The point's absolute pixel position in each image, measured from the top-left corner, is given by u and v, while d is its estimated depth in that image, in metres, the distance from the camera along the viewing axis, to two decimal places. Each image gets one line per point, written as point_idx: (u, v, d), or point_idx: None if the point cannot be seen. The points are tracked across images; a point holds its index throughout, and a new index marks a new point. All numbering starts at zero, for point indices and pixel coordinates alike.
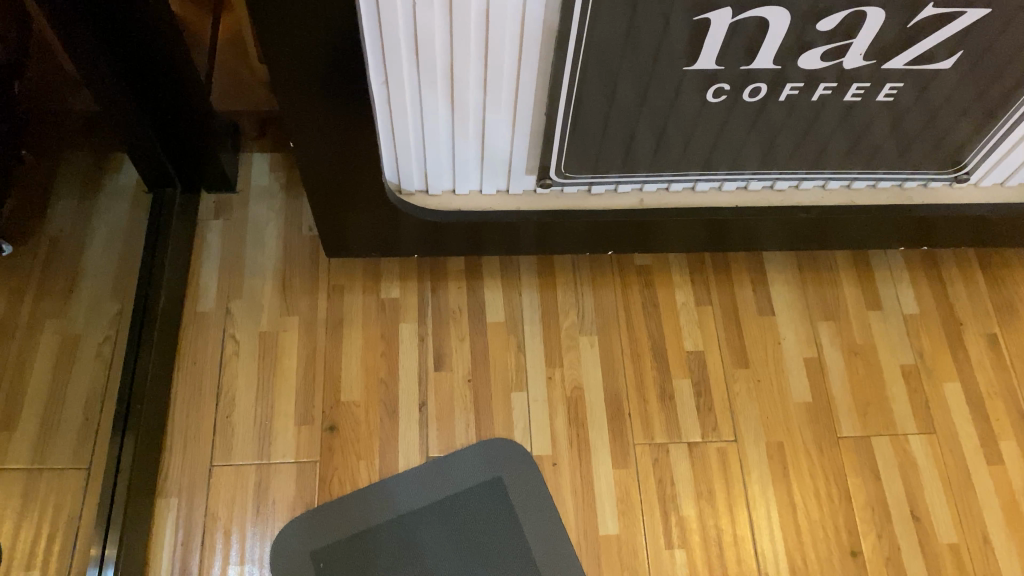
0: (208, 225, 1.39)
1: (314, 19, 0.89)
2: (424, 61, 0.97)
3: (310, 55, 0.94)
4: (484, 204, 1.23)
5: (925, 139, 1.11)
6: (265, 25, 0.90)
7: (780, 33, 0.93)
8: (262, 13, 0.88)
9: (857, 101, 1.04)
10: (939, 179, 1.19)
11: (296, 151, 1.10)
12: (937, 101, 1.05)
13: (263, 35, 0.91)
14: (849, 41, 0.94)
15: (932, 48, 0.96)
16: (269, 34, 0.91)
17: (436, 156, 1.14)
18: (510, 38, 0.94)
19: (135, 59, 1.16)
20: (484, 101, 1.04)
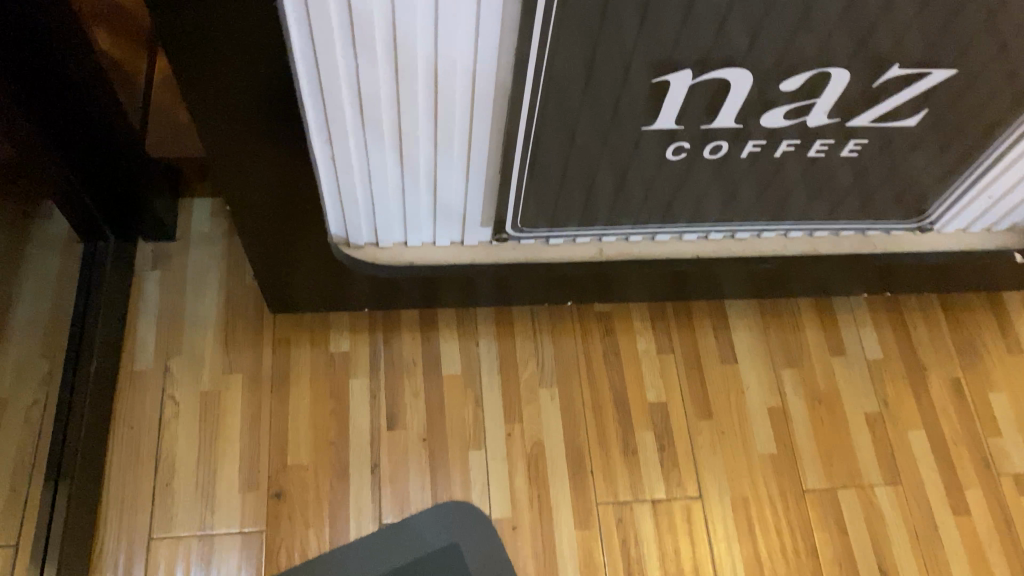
0: (145, 276, 1.31)
1: (238, 66, 0.83)
2: (371, 118, 0.92)
3: (242, 100, 0.88)
4: (437, 257, 1.17)
5: (887, 190, 1.08)
6: (190, 71, 0.83)
7: (742, 93, 0.89)
8: (184, 55, 0.81)
9: (820, 156, 1.01)
10: (900, 228, 1.16)
11: (233, 205, 1.03)
12: (900, 155, 1.02)
13: (188, 84, 0.85)
14: (812, 100, 0.91)
15: (896, 106, 0.93)
16: (197, 84, 0.85)
17: (386, 209, 1.08)
18: (461, 91, 0.89)
19: (48, 79, 1.04)
20: (436, 154, 0.99)
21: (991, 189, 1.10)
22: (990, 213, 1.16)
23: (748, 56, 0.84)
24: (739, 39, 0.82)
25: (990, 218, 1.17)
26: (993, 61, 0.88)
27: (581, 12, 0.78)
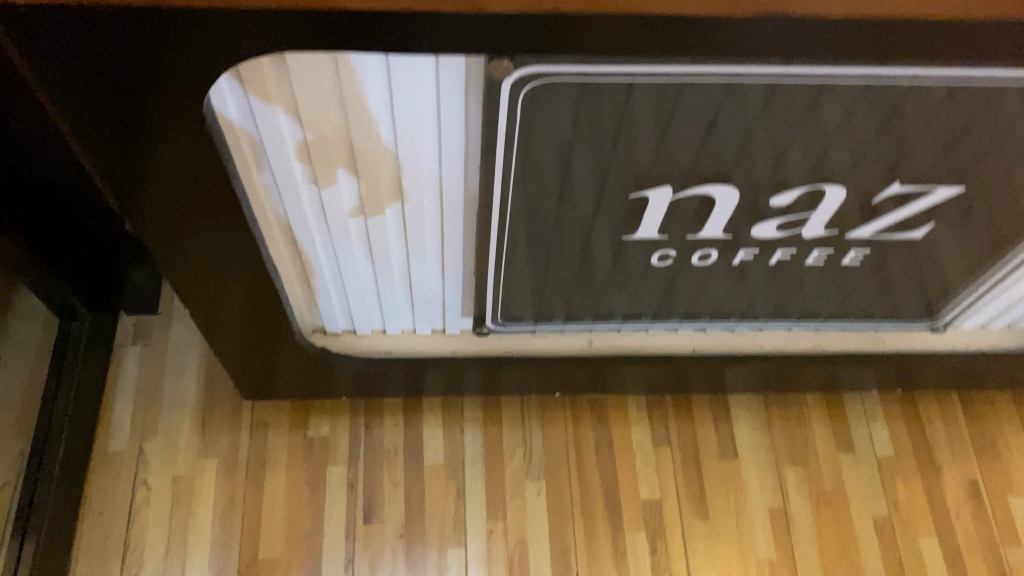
0: (124, 352, 1.28)
1: (202, 215, 0.77)
2: (335, 224, 0.87)
3: (208, 240, 0.81)
4: (418, 344, 1.11)
5: (895, 288, 1.01)
6: (149, 223, 0.76)
7: (729, 207, 0.83)
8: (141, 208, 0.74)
9: (820, 263, 0.94)
10: (912, 325, 1.09)
11: (206, 326, 0.97)
12: (907, 261, 0.95)
13: (148, 234, 0.78)
14: (806, 214, 0.84)
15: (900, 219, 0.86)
16: (156, 232, 0.78)
17: (361, 300, 1.03)
18: (429, 199, 0.84)
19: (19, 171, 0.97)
20: (408, 253, 0.94)
21: (1008, 292, 1.02)
22: (1008, 312, 1.08)
23: (731, 172, 0.78)
24: (720, 156, 0.76)
25: (1010, 316, 1.09)
26: (1005, 176, 0.80)
27: (551, 129, 0.72)
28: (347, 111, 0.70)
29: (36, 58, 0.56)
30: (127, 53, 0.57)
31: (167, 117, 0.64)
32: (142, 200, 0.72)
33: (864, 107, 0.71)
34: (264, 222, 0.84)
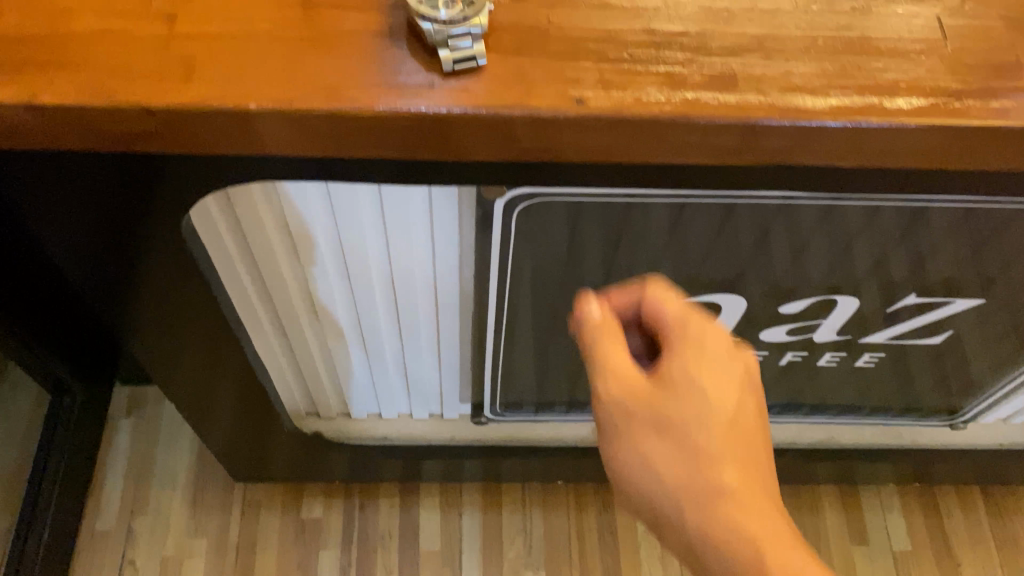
0: (117, 424, 1.25)
1: (193, 316, 0.74)
2: (328, 316, 0.84)
3: (197, 339, 0.78)
4: (415, 431, 1.07)
5: (912, 386, 0.96)
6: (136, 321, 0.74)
7: (736, 313, 0.79)
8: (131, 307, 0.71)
9: (833, 364, 0.89)
10: (927, 423, 1.04)
11: (196, 416, 0.94)
12: (925, 363, 0.90)
13: (135, 331, 0.75)
14: (817, 320, 0.80)
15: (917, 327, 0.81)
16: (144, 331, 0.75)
17: (356, 387, 1.00)
18: (424, 295, 0.81)
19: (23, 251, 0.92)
20: (403, 344, 0.91)
21: None
22: None
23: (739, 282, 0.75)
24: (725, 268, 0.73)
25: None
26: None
27: (546, 237, 0.69)
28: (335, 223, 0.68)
29: (27, 176, 0.55)
30: (118, 174, 0.54)
31: (157, 229, 0.62)
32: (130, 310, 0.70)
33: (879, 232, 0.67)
34: (255, 318, 0.81)
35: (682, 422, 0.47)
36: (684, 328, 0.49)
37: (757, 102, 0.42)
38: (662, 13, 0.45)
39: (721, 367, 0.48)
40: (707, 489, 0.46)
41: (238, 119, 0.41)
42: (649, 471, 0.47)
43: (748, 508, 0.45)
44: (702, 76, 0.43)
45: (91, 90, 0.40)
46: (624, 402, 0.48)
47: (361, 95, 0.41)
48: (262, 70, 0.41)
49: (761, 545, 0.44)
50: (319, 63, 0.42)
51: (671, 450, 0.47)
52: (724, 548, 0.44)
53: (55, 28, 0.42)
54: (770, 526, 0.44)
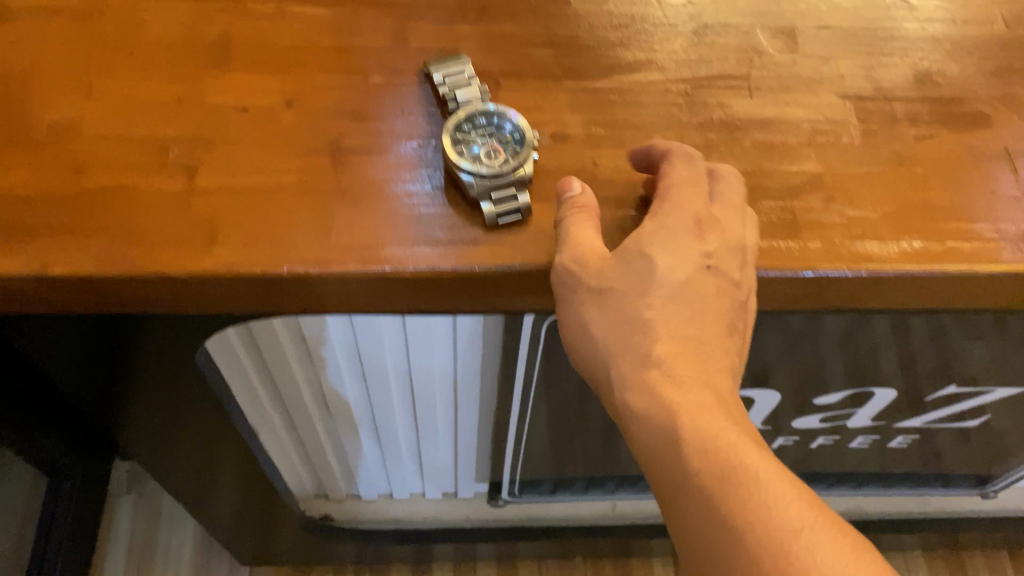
0: (116, 503, 1.20)
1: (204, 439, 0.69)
2: (343, 420, 0.79)
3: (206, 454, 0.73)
4: (428, 511, 1.03)
5: (942, 459, 0.93)
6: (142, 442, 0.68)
7: (768, 407, 0.75)
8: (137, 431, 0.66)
9: (865, 444, 0.86)
10: (958, 490, 1.02)
11: (198, 505, 0.89)
12: (957, 438, 0.87)
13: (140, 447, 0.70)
14: (852, 408, 0.76)
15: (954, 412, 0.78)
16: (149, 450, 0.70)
17: (368, 476, 0.95)
18: (443, 401, 0.76)
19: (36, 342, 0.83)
20: (419, 438, 0.86)
21: None
22: None
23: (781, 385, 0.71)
24: (764, 376, 0.69)
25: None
26: None
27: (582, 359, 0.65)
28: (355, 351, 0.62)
29: (35, 357, 0.51)
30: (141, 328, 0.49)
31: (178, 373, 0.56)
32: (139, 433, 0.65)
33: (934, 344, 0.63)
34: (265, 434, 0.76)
35: (627, 297, 0.35)
36: (668, 196, 0.37)
37: (822, 252, 0.39)
38: (713, 150, 0.42)
39: (698, 233, 0.36)
40: (642, 375, 0.33)
41: (267, 285, 0.38)
42: (584, 341, 0.36)
43: (691, 389, 0.33)
44: (761, 223, 0.40)
45: (105, 260, 0.37)
46: (582, 265, 0.36)
47: (402, 257, 0.38)
48: (293, 231, 0.38)
49: (690, 425, 0.31)
50: (351, 223, 0.39)
51: (607, 329, 0.35)
52: (664, 453, 0.32)
53: (64, 188, 0.39)
54: (715, 417, 0.31)
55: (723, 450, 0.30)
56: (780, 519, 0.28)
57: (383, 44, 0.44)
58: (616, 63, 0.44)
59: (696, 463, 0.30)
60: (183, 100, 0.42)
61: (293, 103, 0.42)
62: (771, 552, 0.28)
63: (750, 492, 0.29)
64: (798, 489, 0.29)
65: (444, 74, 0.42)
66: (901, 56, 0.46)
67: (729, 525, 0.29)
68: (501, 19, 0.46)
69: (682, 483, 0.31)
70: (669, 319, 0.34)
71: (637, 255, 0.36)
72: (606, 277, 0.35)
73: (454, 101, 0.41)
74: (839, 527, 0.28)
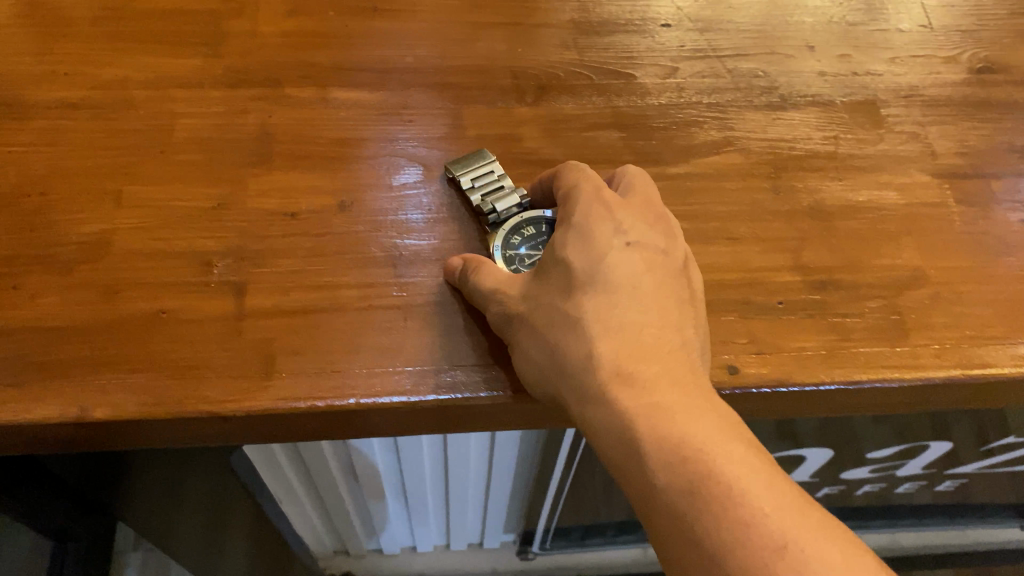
0: None
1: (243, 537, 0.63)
2: (372, 485, 0.75)
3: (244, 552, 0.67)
4: (454, 564, 0.99)
5: (985, 494, 0.90)
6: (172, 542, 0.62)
7: (818, 463, 0.70)
8: (169, 532, 0.60)
9: (909, 487, 0.83)
10: (996, 522, 0.99)
11: None
12: (1004, 478, 0.84)
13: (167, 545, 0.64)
14: (905, 459, 0.73)
15: (1007, 457, 0.75)
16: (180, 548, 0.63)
17: (392, 533, 0.91)
18: (480, 464, 0.72)
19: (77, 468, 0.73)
20: (448, 498, 0.82)
21: None
22: None
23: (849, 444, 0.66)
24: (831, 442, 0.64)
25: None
26: None
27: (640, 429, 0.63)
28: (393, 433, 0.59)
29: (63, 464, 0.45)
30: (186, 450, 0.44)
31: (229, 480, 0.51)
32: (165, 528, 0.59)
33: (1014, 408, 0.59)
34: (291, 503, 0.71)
35: (555, 300, 0.31)
36: (575, 193, 0.33)
37: (937, 357, 0.36)
38: (807, 243, 0.38)
39: (614, 214, 0.32)
40: (591, 383, 0.29)
41: (336, 417, 0.34)
42: (526, 361, 0.32)
43: (646, 387, 0.28)
44: (868, 325, 0.36)
45: (152, 397, 0.33)
46: (507, 302, 0.33)
47: (485, 381, 0.34)
48: (361, 355, 0.35)
49: (653, 435, 0.27)
50: (423, 343, 0.35)
51: (542, 344, 0.31)
52: (629, 467, 0.27)
53: (99, 315, 0.34)
54: (686, 420, 0.27)
55: (684, 455, 0.26)
56: (761, 534, 0.24)
57: (438, 132, 0.41)
58: (692, 144, 0.41)
59: (663, 474, 0.26)
60: (225, 206, 0.38)
61: (347, 207, 0.38)
62: (753, 575, 0.24)
63: (723, 502, 0.25)
64: (780, 495, 0.25)
65: (471, 177, 0.38)
66: (993, 126, 0.43)
67: (704, 544, 0.25)
68: (562, 97, 0.42)
69: (652, 501, 0.27)
70: (603, 313, 0.30)
71: (551, 257, 0.32)
72: (531, 290, 0.32)
73: (494, 209, 0.37)
74: (826, 535, 0.24)
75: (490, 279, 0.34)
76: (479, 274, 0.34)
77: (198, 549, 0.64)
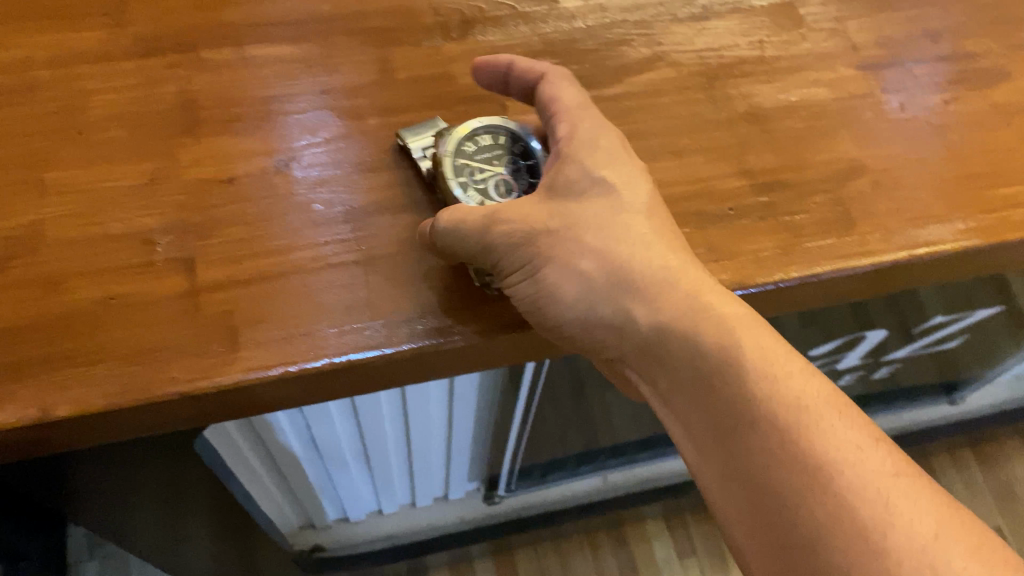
0: None
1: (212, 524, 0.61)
2: (334, 454, 0.73)
3: (212, 538, 0.65)
4: (423, 519, 0.99)
5: (916, 375, 0.94)
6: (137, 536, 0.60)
7: None
8: (132, 527, 0.58)
9: (850, 379, 0.86)
10: (927, 402, 1.05)
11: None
12: (934, 357, 0.88)
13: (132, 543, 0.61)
14: (844, 352, 0.75)
15: (935, 338, 0.78)
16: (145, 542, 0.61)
17: (358, 498, 0.90)
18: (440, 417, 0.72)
19: None
20: (411, 455, 0.81)
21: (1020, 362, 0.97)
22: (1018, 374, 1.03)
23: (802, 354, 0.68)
24: None
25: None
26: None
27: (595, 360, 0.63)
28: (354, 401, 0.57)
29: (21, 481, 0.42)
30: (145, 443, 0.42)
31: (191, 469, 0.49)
32: (129, 526, 0.57)
33: (948, 293, 0.61)
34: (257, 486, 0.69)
35: (607, 218, 0.32)
36: (583, 117, 0.34)
37: (883, 241, 0.37)
38: (749, 147, 0.39)
39: (638, 157, 0.35)
40: (668, 301, 0.31)
41: (310, 381, 0.34)
42: (565, 282, 0.32)
43: (725, 300, 0.31)
44: (817, 221, 0.37)
45: (117, 388, 0.31)
46: (535, 215, 0.32)
47: (451, 327, 0.34)
48: (327, 314, 0.34)
49: (752, 347, 0.29)
50: (387, 296, 0.35)
51: (596, 258, 0.32)
52: (721, 376, 0.29)
53: (46, 309, 0.33)
54: (776, 344, 0.30)
55: (786, 376, 0.28)
56: (860, 455, 0.27)
57: (368, 78, 0.39)
58: (624, 63, 0.41)
59: (763, 386, 0.28)
60: (159, 181, 0.36)
61: (291, 164, 0.37)
62: (852, 491, 0.26)
63: (829, 420, 0.27)
64: (866, 424, 0.28)
65: (423, 145, 0.37)
66: (904, 15, 0.44)
67: (806, 457, 0.27)
68: (488, 30, 0.41)
69: (740, 410, 0.28)
70: (666, 245, 0.32)
71: (578, 173, 0.33)
72: (569, 208, 0.33)
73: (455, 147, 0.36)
74: (906, 463, 0.27)
75: (478, 211, 0.32)
76: (456, 212, 0.32)
77: (165, 541, 0.62)
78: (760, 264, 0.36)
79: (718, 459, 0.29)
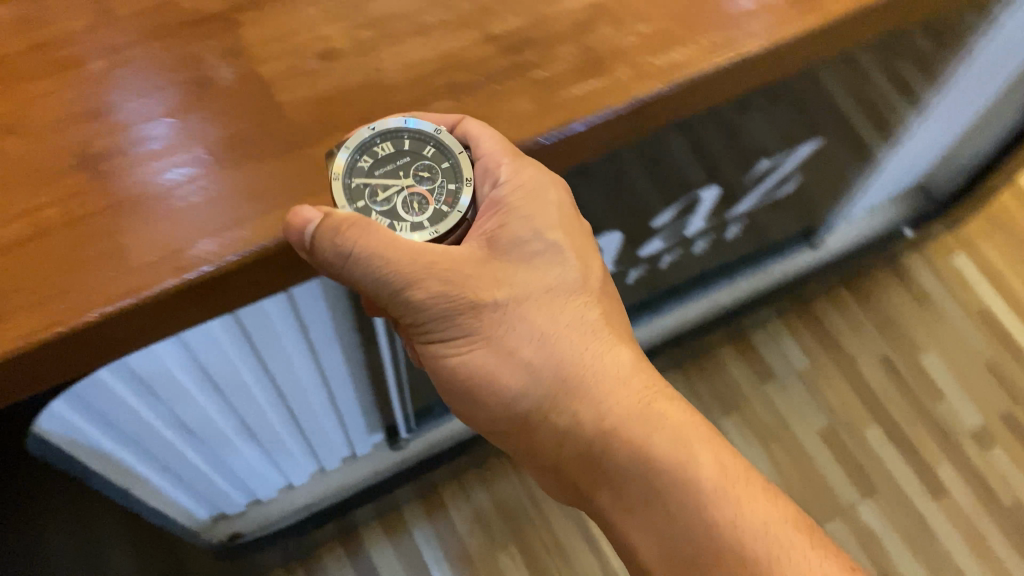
0: None
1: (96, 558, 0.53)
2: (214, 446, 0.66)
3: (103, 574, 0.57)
4: (336, 482, 0.95)
5: (778, 226, 0.94)
6: None
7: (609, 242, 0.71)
8: None
9: (706, 240, 0.86)
10: (796, 253, 1.04)
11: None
12: (788, 203, 0.87)
13: None
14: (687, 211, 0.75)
15: (773, 181, 0.77)
16: None
17: (262, 477, 0.84)
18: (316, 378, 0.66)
19: None
20: (302, 424, 0.75)
21: (871, 191, 0.97)
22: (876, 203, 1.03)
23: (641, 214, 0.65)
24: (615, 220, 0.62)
25: (884, 199, 1.05)
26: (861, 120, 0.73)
27: None
28: (202, 370, 0.53)
29: None
30: None
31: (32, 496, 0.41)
32: None
33: (756, 116, 0.58)
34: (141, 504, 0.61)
35: (546, 307, 0.41)
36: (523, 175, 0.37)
37: (636, 77, 0.38)
38: (490, 13, 0.39)
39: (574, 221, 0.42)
40: (619, 394, 0.42)
41: (140, 314, 0.33)
42: (509, 364, 0.42)
43: (662, 391, 0.43)
44: (568, 71, 0.38)
45: None
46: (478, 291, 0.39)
47: (271, 222, 0.34)
48: (145, 243, 0.33)
49: (688, 433, 0.41)
50: (154, 231, 0.33)
51: (537, 350, 0.42)
52: (665, 451, 0.41)
53: None
54: (700, 431, 0.42)
55: (711, 458, 0.41)
56: (760, 520, 0.39)
57: (87, 21, 0.37)
58: None
59: (700, 466, 0.40)
60: None
61: (100, 114, 0.36)
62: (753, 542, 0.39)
63: (740, 493, 0.40)
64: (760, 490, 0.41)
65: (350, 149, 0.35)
66: None
67: (724, 517, 0.39)
68: None
69: (678, 478, 0.40)
70: (609, 342, 0.43)
71: (529, 235, 0.40)
72: (514, 279, 0.40)
73: (365, 164, 0.35)
74: (787, 517, 0.40)
75: (403, 248, 0.35)
76: (368, 236, 0.34)
77: None
78: (519, 130, 0.37)
79: (651, 503, 0.41)
